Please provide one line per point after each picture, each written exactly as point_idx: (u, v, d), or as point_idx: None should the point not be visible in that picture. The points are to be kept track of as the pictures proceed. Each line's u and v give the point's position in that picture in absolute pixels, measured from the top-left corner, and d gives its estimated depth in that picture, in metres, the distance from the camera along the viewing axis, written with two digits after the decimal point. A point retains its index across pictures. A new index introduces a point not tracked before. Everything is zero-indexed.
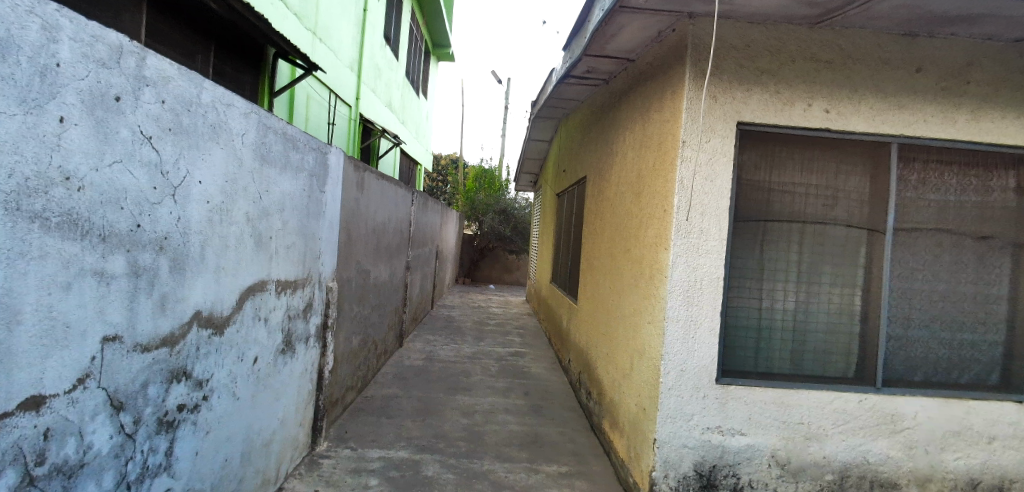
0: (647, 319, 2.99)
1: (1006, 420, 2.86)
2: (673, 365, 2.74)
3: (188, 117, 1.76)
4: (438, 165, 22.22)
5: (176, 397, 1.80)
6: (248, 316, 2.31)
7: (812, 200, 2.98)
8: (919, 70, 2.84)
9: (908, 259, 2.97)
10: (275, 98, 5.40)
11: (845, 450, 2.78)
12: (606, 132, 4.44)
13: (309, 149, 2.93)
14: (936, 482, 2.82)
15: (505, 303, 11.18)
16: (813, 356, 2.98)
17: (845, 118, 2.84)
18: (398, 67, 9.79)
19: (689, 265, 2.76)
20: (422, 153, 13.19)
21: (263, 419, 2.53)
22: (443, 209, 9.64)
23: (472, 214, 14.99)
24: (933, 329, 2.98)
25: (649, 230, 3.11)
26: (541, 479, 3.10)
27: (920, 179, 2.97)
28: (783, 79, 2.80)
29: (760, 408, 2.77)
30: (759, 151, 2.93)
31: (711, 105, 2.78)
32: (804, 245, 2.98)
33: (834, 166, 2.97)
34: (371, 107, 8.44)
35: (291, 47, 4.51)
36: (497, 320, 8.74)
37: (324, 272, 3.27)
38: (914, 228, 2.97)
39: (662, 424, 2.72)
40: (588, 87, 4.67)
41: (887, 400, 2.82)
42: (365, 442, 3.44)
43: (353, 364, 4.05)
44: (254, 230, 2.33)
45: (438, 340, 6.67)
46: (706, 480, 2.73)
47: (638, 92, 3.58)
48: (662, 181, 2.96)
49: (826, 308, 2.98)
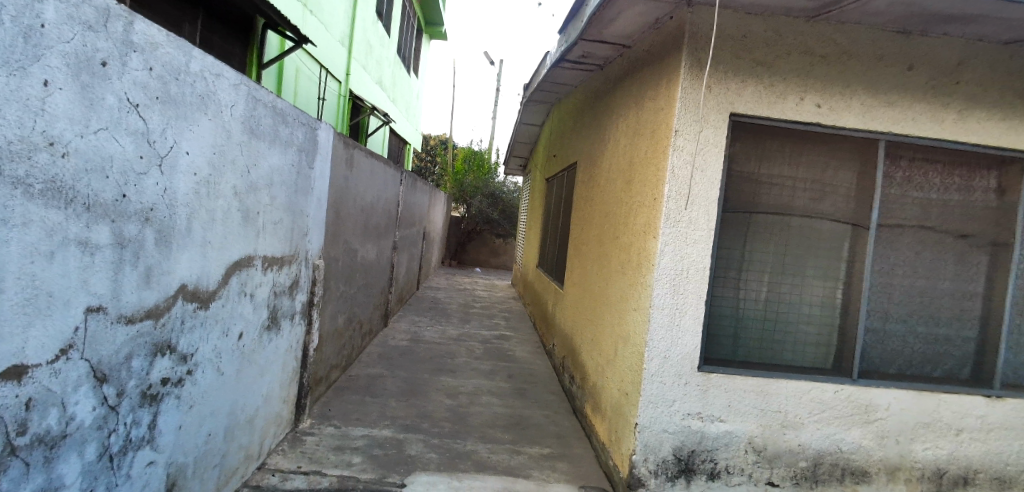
0: (633, 306, 3.02)
1: (975, 413, 2.96)
2: (657, 352, 2.78)
3: (176, 86, 1.72)
4: (427, 146, 22.02)
5: (160, 371, 1.78)
6: (234, 291, 2.29)
7: (800, 193, 3.01)
8: (911, 69, 2.87)
9: (888, 255, 3.03)
10: (263, 70, 5.27)
11: (820, 438, 2.87)
12: (599, 118, 4.43)
13: (298, 124, 2.88)
14: (904, 470, 2.93)
15: (492, 286, 11.22)
16: (793, 346, 3.05)
17: (837, 114, 2.87)
18: (389, 44, 9.60)
19: (677, 254, 2.79)
20: (411, 133, 13.04)
21: (247, 395, 2.51)
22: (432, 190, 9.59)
23: (460, 197, 14.94)
24: (909, 324, 3.06)
25: (638, 217, 3.13)
26: (524, 461, 3.15)
27: (904, 177, 3.03)
28: (777, 71, 2.81)
29: (740, 395, 2.83)
30: (750, 143, 2.96)
31: (706, 96, 2.78)
32: (790, 237, 3.02)
33: (822, 161, 3.00)
34: (361, 85, 8.31)
35: (283, 20, 4.40)
36: (484, 303, 8.78)
37: (311, 250, 3.24)
38: (896, 225, 3.03)
39: (644, 409, 2.77)
40: (582, 73, 4.64)
41: (862, 391, 2.90)
42: (350, 420, 3.46)
43: (338, 343, 4.04)
44: (242, 205, 2.30)
45: (423, 321, 6.68)
46: (684, 465, 2.80)
47: (633, 79, 3.57)
48: (654, 170, 2.97)
49: (808, 300, 3.04)
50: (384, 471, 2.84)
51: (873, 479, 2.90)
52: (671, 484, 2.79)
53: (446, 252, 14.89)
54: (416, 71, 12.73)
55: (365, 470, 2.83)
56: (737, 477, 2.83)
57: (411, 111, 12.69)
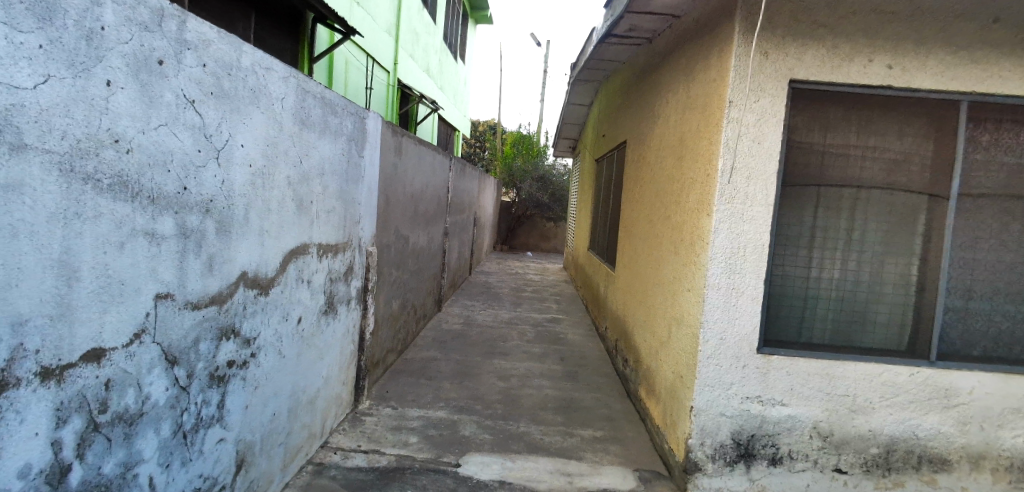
0: (687, 287, 2.91)
1: None
2: (713, 334, 2.67)
3: (229, 81, 1.79)
4: (475, 134, 22.13)
5: (226, 354, 1.90)
6: (292, 278, 2.40)
7: (870, 163, 2.77)
8: (998, 20, 2.57)
9: (975, 227, 2.74)
10: (314, 65, 5.40)
11: (893, 424, 2.67)
12: (648, 94, 4.26)
13: (347, 114, 2.94)
14: (991, 459, 2.68)
15: (543, 270, 11.15)
16: (864, 328, 2.84)
17: (910, 75, 2.62)
18: (435, 31, 9.63)
19: (732, 231, 2.66)
20: (460, 120, 13.10)
21: (308, 377, 2.64)
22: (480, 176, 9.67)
23: (510, 181, 14.95)
24: (998, 301, 2.78)
25: (691, 195, 3.00)
26: (576, 443, 3.13)
27: (993, 140, 2.72)
28: (840, 32, 2.59)
29: (803, 379, 2.68)
30: (812, 111, 2.75)
31: (761, 64, 2.60)
32: (859, 210, 2.80)
33: (896, 126, 2.75)
34: (408, 73, 8.39)
35: (329, 12, 4.49)
36: (534, 287, 8.76)
37: (364, 238, 3.33)
38: (984, 194, 2.74)
39: (699, 393, 2.68)
40: (631, 48, 4.46)
41: (941, 374, 2.68)
42: (405, 401, 3.56)
43: (393, 327, 4.15)
44: (296, 195, 2.39)
45: (475, 306, 6.76)
46: (744, 449, 2.69)
47: (683, 50, 3.39)
48: (707, 144, 2.83)
49: (881, 278, 2.82)
50: (439, 451, 2.92)
51: (954, 467, 2.68)
52: (730, 470, 2.69)
53: (496, 237, 14.98)
54: (463, 57, 12.70)
55: (420, 449, 2.91)
56: (801, 463, 2.69)
57: (458, 97, 12.71)
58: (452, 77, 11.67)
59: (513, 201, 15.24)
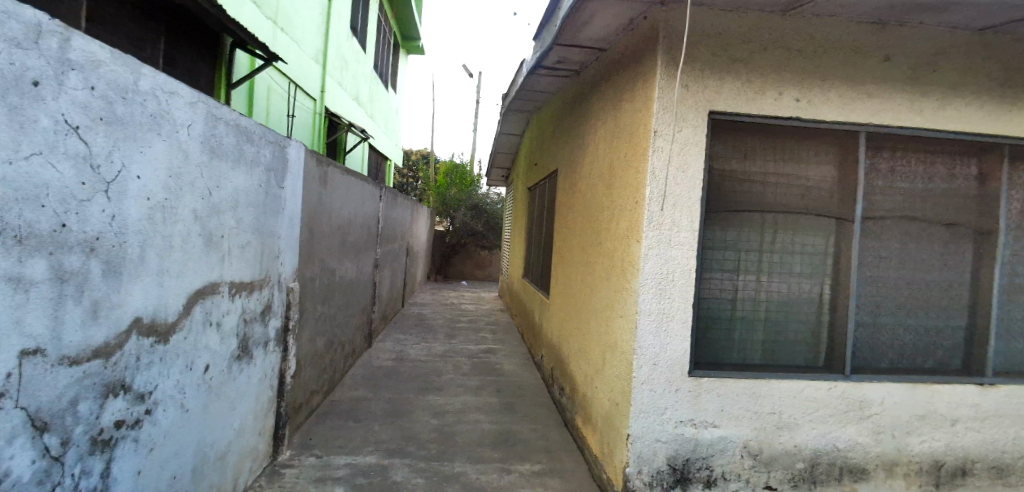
0: (620, 313, 2.95)
1: (969, 403, 2.91)
2: (646, 360, 2.70)
3: (123, 106, 1.62)
4: (408, 162, 22.04)
5: (114, 413, 1.66)
6: (198, 321, 2.18)
7: (783, 189, 2.96)
8: (887, 58, 2.85)
9: (874, 247, 2.98)
10: (232, 90, 5.13)
11: (815, 438, 2.79)
12: (577, 124, 4.37)
13: (264, 142, 2.78)
14: (902, 466, 2.86)
15: (478, 299, 11.06)
16: (784, 346, 2.98)
17: (815, 108, 2.83)
18: (366, 60, 9.52)
19: (661, 257, 2.73)
20: (391, 148, 12.94)
21: (216, 430, 2.38)
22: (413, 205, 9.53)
23: (443, 210, 14.63)
24: (899, 316, 3.01)
25: (621, 222, 3.06)
26: (514, 479, 3.03)
27: (888, 168, 2.99)
28: (753, 68, 2.78)
29: (733, 399, 2.75)
30: (729, 141, 2.91)
31: (683, 95, 2.73)
32: (774, 234, 2.97)
33: (804, 155, 2.96)
34: (336, 100, 8.18)
35: (249, 37, 4.30)
36: (470, 317, 8.62)
37: (284, 273, 3.12)
38: (881, 217, 2.99)
39: (634, 420, 2.68)
40: (558, 79, 4.58)
41: (855, 387, 2.84)
42: (332, 448, 3.31)
43: (318, 367, 3.89)
44: (204, 229, 2.19)
45: (409, 339, 6.53)
46: (680, 474, 2.70)
47: (610, 82, 3.51)
48: (634, 173, 2.91)
49: (797, 298, 2.99)
50: None
51: (871, 476, 2.83)
52: None
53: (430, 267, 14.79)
54: (394, 86, 12.60)
55: None
56: (734, 484, 2.74)
57: (389, 126, 12.56)
58: (383, 106, 11.53)
59: (447, 230, 15.06)
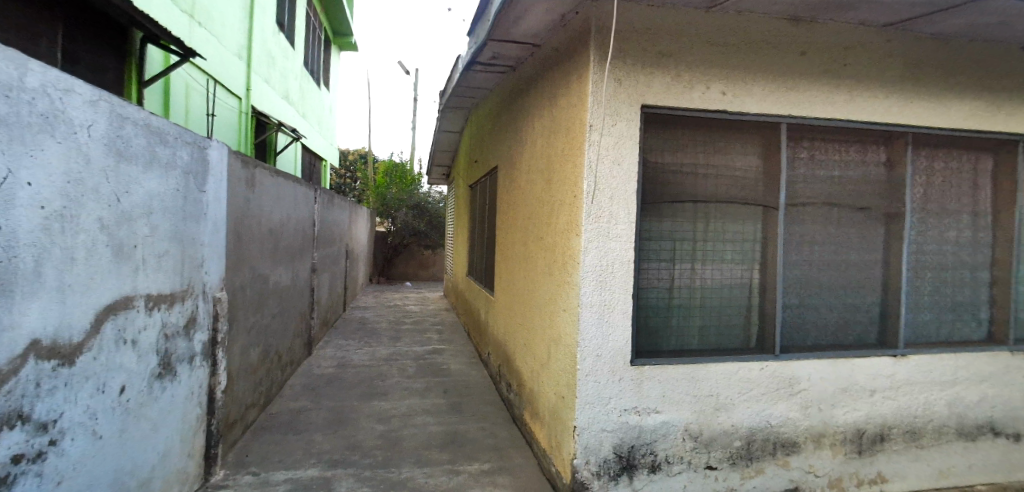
0: (562, 307, 2.97)
1: (885, 373, 3.13)
2: (590, 351, 2.73)
3: (5, 105, 1.45)
4: (345, 163, 21.43)
5: (11, 447, 1.50)
6: (109, 339, 2.00)
7: (713, 180, 3.07)
8: (803, 53, 3.01)
9: (797, 233, 3.15)
10: (144, 88, 4.76)
11: (750, 416, 2.92)
12: (514, 119, 4.36)
13: (181, 144, 2.59)
14: (828, 436, 3.04)
15: (422, 299, 10.92)
16: (718, 330, 3.10)
17: (740, 101, 2.95)
18: (295, 57, 9.13)
19: (601, 249, 2.76)
20: (326, 148, 12.51)
21: (137, 455, 2.20)
22: (352, 206, 9.26)
23: (383, 210, 14.47)
24: (821, 296, 3.20)
25: (560, 216, 3.09)
26: (463, 480, 3.00)
27: (808, 157, 3.17)
28: (682, 62, 2.86)
29: (673, 384, 2.83)
30: (662, 133, 2.98)
31: (615, 90, 2.78)
32: (706, 223, 3.08)
33: (731, 146, 3.08)
34: (264, 99, 7.80)
35: (161, 31, 4.01)
36: (414, 318, 8.49)
37: (209, 282, 2.93)
38: (802, 204, 3.16)
39: (580, 411, 2.71)
40: (494, 75, 4.54)
41: (784, 366, 2.99)
42: (270, 464, 3.15)
43: (253, 380, 3.69)
44: (112, 239, 2.02)
45: (350, 344, 6.34)
46: (626, 461, 2.76)
47: (545, 78, 3.52)
48: (572, 167, 2.94)
49: (730, 283, 3.12)
50: None
51: (801, 448, 3.00)
52: (614, 484, 2.73)
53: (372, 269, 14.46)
54: (327, 84, 12.17)
55: None
56: (677, 466, 2.82)
57: (323, 125, 12.08)
58: (315, 104, 11.09)
59: (387, 230, 14.81)
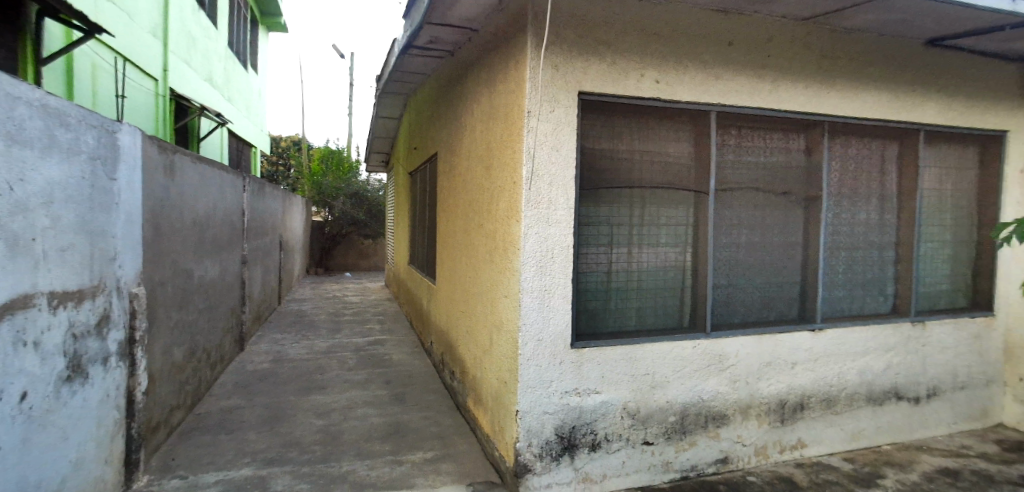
0: (504, 293, 2.98)
1: (804, 347, 3.36)
2: (531, 336, 2.76)
3: None
4: (277, 150, 20.47)
5: None
6: (6, 342, 1.82)
7: (648, 166, 3.16)
8: (730, 44, 3.14)
9: (725, 216, 3.30)
10: (42, 67, 4.33)
11: (683, 391, 3.06)
12: (453, 105, 4.30)
13: (86, 127, 2.37)
14: (754, 407, 3.23)
15: (362, 290, 10.67)
16: (654, 311, 3.21)
17: (672, 89, 3.04)
18: (218, 37, 8.57)
19: (540, 235, 2.78)
20: (255, 135, 11.89)
21: (44, 467, 2.03)
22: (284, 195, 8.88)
23: (320, 199, 14.01)
24: (747, 276, 3.38)
25: (501, 203, 3.08)
26: (406, 470, 2.97)
27: (736, 144, 3.32)
28: (617, 50, 2.90)
29: (612, 365, 2.91)
30: (599, 120, 3.03)
31: (553, 76, 2.78)
32: (642, 208, 3.17)
33: (664, 133, 3.18)
34: (184, 81, 7.28)
35: (60, 4, 3.64)
36: (353, 309, 8.29)
37: (124, 277, 2.72)
38: (731, 189, 3.32)
39: (522, 395, 2.74)
40: (433, 60, 4.45)
41: (714, 343, 3.15)
42: (199, 466, 2.99)
43: (178, 380, 3.48)
44: (5, 232, 1.82)
45: (286, 339, 6.11)
46: (567, 442, 2.82)
47: (484, 63, 3.48)
48: (511, 153, 2.93)
49: (664, 266, 3.24)
50: None
51: (730, 420, 3.17)
52: (556, 464, 2.79)
53: (309, 260, 13.98)
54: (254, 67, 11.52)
55: None
56: (616, 444, 2.92)
57: (251, 110, 11.45)
58: (242, 87, 10.46)
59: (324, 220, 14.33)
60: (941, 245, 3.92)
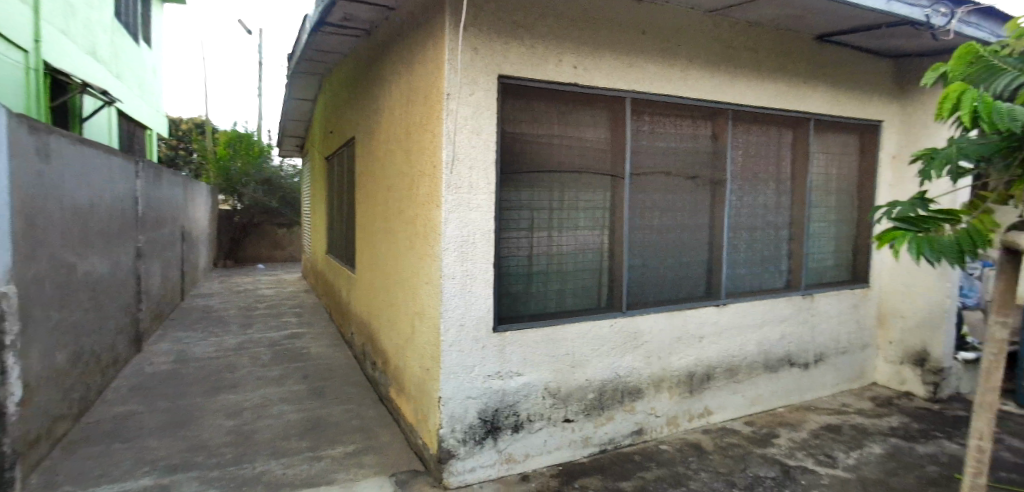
0: (425, 280, 2.94)
1: (711, 321, 3.60)
2: (453, 322, 2.74)
3: None
4: (177, 133, 18.82)
5: None
6: None
7: (566, 151, 3.21)
8: (644, 32, 3.24)
9: (639, 200, 3.43)
10: None
11: (601, 369, 3.19)
12: (371, 86, 4.14)
13: None
14: (666, 380, 3.43)
15: (276, 282, 10.15)
16: (573, 293, 3.30)
17: (589, 75, 3.09)
18: (100, 4, 7.67)
19: (461, 220, 2.76)
20: (149, 116, 10.84)
21: None
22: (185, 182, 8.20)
23: (228, 186, 13.37)
24: (659, 257, 3.55)
25: (420, 188, 3.02)
26: (325, 466, 2.88)
27: (649, 130, 3.44)
28: (536, 34, 2.91)
29: (534, 347, 2.97)
30: (518, 104, 3.02)
31: (472, 58, 2.74)
32: (561, 192, 3.22)
33: (582, 118, 3.23)
34: (59, 54, 6.47)
35: None
36: (267, 303, 7.88)
37: None
38: (644, 174, 3.45)
39: (445, 381, 2.73)
40: (347, 40, 4.24)
41: (629, 321, 3.29)
42: (89, 480, 2.73)
43: (61, 388, 3.14)
44: None
45: (191, 337, 5.70)
46: (490, 425, 2.85)
47: (402, 43, 3.37)
48: (430, 137, 2.87)
49: (583, 249, 3.33)
50: None
51: (644, 393, 3.35)
52: (480, 448, 2.82)
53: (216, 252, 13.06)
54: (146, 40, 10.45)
55: None
56: (538, 423, 2.99)
57: (144, 88, 10.41)
58: (132, 62, 9.44)
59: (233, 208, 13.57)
60: (827, 225, 4.31)
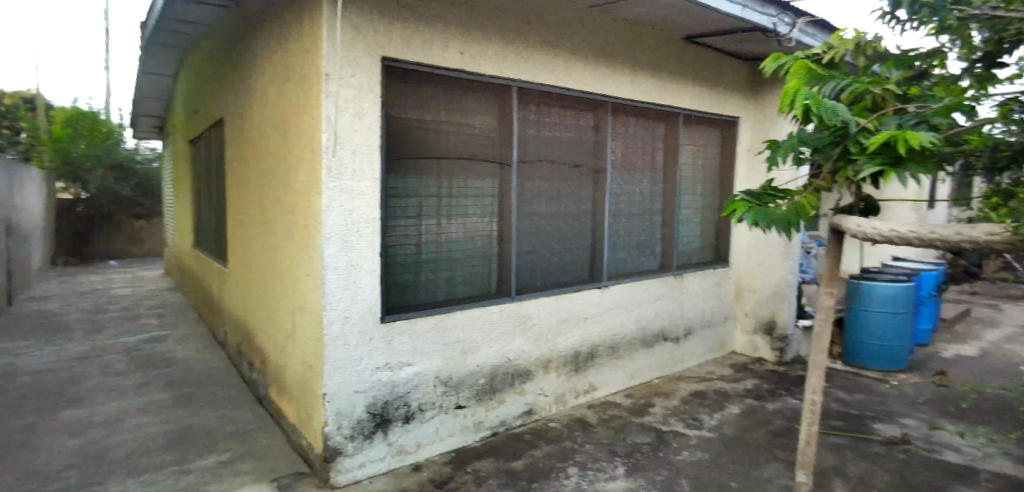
0: (305, 271, 2.77)
1: (594, 303, 3.81)
2: (337, 315, 2.63)
3: None
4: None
5: None
6: None
7: (454, 137, 3.18)
8: (528, 23, 3.31)
9: (525, 187, 3.51)
10: None
11: (491, 354, 3.25)
12: (241, 62, 3.79)
13: None
14: (554, 361, 3.58)
15: (133, 281, 9.00)
16: (463, 280, 3.31)
17: (475, 62, 3.09)
18: None
19: (344, 208, 2.64)
20: None
21: None
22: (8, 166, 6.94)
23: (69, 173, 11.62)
24: (546, 243, 3.67)
25: (299, 174, 2.83)
26: (194, 478, 2.64)
27: (536, 119, 3.53)
28: (420, 17, 2.84)
29: (423, 336, 2.94)
30: (403, 87, 2.93)
31: (354, 37, 2.60)
32: (448, 179, 3.20)
33: (469, 105, 3.22)
34: None
35: None
36: (121, 305, 6.98)
37: None
38: (531, 162, 3.54)
39: (330, 377, 2.61)
40: (211, 9, 3.83)
41: (518, 306, 3.39)
42: None
43: None
44: None
45: (21, 348, 4.89)
46: (379, 418, 2.79)
47: (274, 17, 3.11)
48: (308, 120, 2.70)
49: (472, 236, 3.34)
50: None
51: (534, 375, 3.47)
52: (369, 442, 2.75)
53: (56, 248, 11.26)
54: None
55: None
56: (430, 412, 2.98)
57: None
58: None
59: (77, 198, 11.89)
60: (694, 210, 4.73)
